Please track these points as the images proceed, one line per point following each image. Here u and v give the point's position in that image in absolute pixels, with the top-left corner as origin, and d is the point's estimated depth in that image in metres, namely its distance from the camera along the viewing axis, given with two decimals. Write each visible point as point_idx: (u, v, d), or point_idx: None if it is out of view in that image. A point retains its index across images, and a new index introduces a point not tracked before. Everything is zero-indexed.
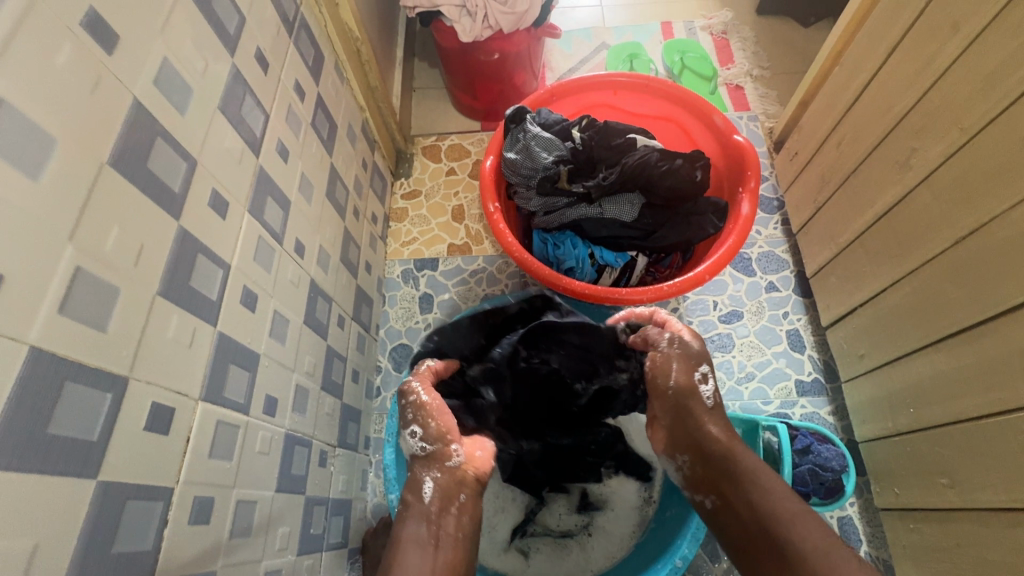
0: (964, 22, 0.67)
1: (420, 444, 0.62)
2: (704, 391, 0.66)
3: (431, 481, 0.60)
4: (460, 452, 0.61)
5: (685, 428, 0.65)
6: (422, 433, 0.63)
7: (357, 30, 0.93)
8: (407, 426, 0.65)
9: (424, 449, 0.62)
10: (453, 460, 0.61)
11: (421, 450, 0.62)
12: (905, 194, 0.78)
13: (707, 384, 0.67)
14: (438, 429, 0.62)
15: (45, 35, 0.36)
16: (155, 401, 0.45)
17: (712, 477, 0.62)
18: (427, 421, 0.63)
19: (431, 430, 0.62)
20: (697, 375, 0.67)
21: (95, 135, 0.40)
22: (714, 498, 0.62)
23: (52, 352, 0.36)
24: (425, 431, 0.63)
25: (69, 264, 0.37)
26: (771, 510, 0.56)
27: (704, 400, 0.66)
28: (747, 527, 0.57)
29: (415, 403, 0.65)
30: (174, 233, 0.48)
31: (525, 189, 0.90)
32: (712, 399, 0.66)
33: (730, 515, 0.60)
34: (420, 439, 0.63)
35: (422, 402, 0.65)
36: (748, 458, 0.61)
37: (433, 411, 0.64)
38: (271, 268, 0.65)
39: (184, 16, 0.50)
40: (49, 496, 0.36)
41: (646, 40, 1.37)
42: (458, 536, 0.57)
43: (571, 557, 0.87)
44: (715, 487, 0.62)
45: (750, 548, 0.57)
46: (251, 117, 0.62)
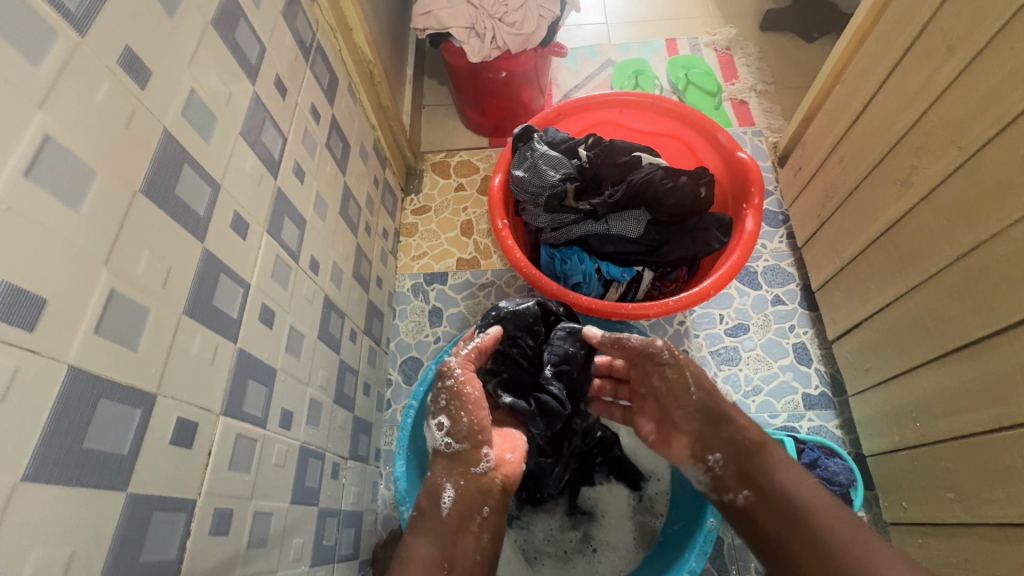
0: (961, 43, 0.68)
1: (450, 442, 0.66)
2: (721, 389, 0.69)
3: (450, 490, 0.64)
4: (489, 457, 0.66)
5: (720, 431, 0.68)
6: (456, 429, 0.66)
7: (370, 53, 0.96)
8: (434, 417, 0.68)
9: (453, 448, 0.66)
10: (482, 464, 0.65)
11: (447, 446, 0.66)
12: (907, 210, 0.80)
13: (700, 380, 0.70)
14: (470, 431, 0.66)
15: (87, 75, 0.39)
16: (180, 416, 0.47)
17: (748, 472, 0.65)
18: (458, 417, 0.66)
19: (460, 427, 0.65)
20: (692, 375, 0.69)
21: (129, 166, 0.42)
22: (748, 493, 0.64)
23: (88, 370, 0.38)
24: (456, 426, 0.66)
25: (105, 287, 0.40)
26: (804, 503, 0.60)
27: (728, 399, 0.69)
28: (783, 519, 0.61)
29: (448, 390, 0.67)
30: (199, 255, 0.50)
31: (532, 207, 0.92)
32: (732, 396, 0.69)
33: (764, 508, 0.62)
34: (450, 434, 0.66)
35: (456, 390, 0.67)
36: (780, 454, 0.65)
37: (466, 405, 0.66)
38: (288, 285, 0.67)
39: (210, 49, 0.53)
40: (84, 509, 0.38)
41: (651, 57, 1.40)
42: (474, 556, 0.61)
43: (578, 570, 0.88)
44: (751, 482, 0.64)
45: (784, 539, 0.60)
46: (270, 141, 0.65)
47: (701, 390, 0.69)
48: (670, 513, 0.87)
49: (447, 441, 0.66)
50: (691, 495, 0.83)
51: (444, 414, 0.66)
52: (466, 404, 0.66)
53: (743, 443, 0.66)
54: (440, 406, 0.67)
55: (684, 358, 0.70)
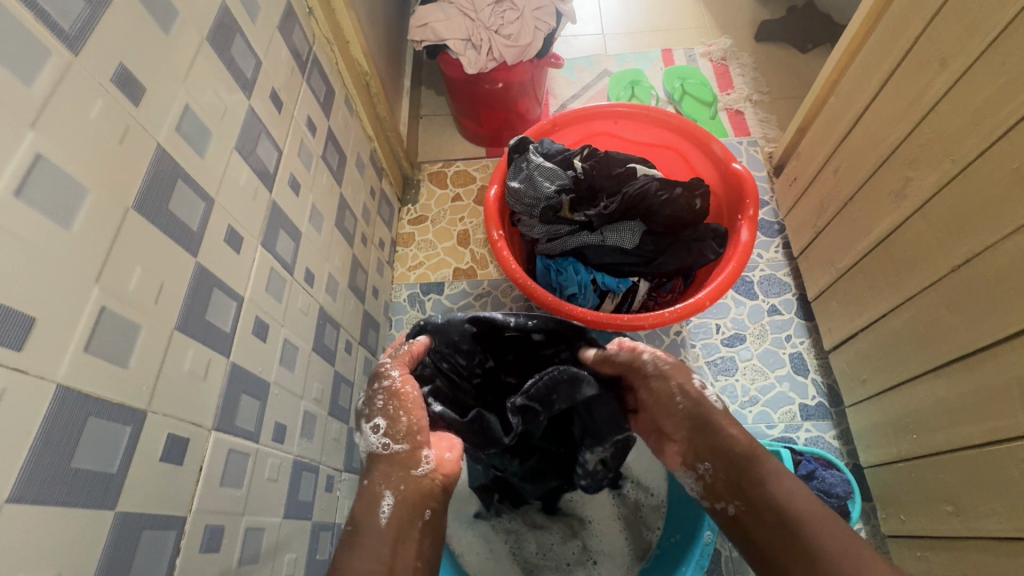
0: (952, 58, 0.69)
1: (385, 442, 0.60)
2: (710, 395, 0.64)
3: (389, 498, 0.57)
4: (429, 459, 0.60)
5: (710, 432, 0.62)
6: (388, 428, 0.61)
7: (367, 65, 0.97)
8: (371, 417, 0.62)
9: (390, 450, 0.60)
10: (421, 467, 0.59)
11: (383, 448, 0.60)
12: (901, 222, 0.80)
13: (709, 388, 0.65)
14: (405, 428, 0.61)
15: (80, 93, 0.39)
16: (170, 433, 0.47)
17: (736, 481, 0.59)
18: (393, 414, 0.62)
19: (401, 425, 0.61)
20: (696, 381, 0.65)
21: (121, 183, 0.42)
22: (739, 504, 0.59)
23: (77, 389, 0.38)
24: (389, 425, 0.61)
25: (96, 304, 0.40)
26: (796, 513, 0.54)
27: (716, 403, 0.63)
28: (774, 530, 0.55)
29: (387, 388, 0.64)
30: (191, 270, 0.50)
31: (528, 218, 0.92)
32: (720, 402, 0.65)
33: (754, 519, 0.57)
34: (383, 433, 0.61)
35: (395, 388, 0.64)
36: (773, 461, 0.59)
37: (407, 403, 0.62)
38: (282, 298, 0.67)
39: (206, 65, 0.53)
40: (70, 529, 0.37)
41: (647, 67, 1.40)
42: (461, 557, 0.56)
43: None
44: (740, 490, 0.58)
45: (773, 554, 0.54)
46: (266, 154, 0.65)
47: (687, 392, 0.64)
48: (665, 526, 0.87)
49: (379, 441, 0.60)
50: (687, 508, 0.83)
51: (380, 415, 0.62)
52: (403, 405, 0.63)
53: (732, 449, 0.60)
54: (377, 406, 0.63)
55: (672, 364, 0.66)
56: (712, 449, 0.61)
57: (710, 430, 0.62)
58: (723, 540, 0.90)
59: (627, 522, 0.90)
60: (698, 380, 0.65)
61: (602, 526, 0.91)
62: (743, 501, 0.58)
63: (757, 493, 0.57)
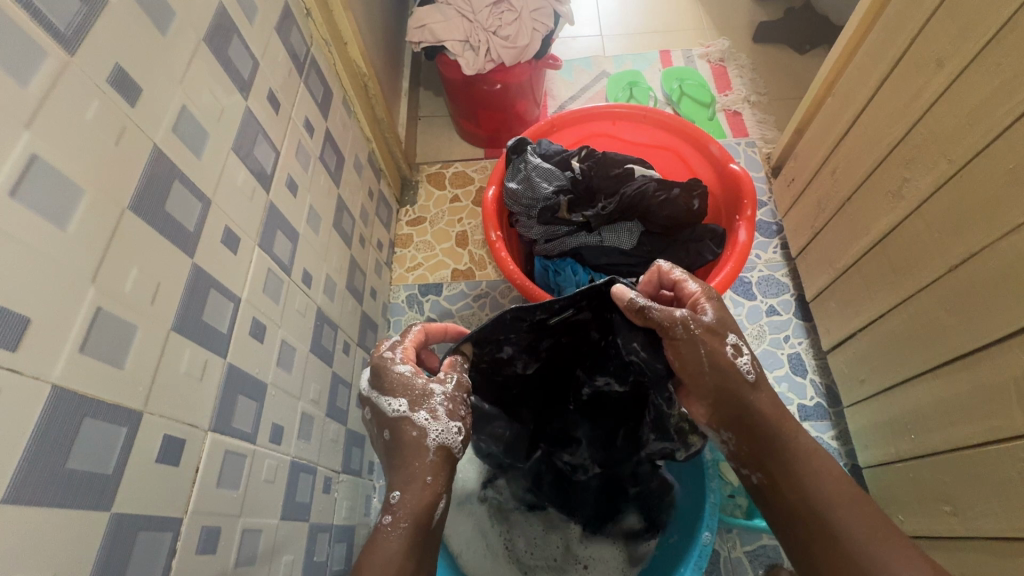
0: (948, 59, 0.69)
1: (456, 446, 0.58)
2: (741, 364, 0.59)
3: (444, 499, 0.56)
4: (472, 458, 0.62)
5: (742, 401, 0.59)
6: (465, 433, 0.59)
7: (365, 66, 0.97)
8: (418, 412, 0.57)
9: (454, 451, 0.58)
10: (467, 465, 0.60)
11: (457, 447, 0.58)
12: (898, 223, 0.80)
13: (743, 355, 0.59)
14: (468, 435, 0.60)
15: (76, 93, 0.39)
16: (166, 433, 0.46)
17: (763, 452, 0.58)
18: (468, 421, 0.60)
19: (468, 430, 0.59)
20: (730, 348, 0.59)
21: (118, 184, 0.42)
22: (761, 474, 0.59)
23: (72, 390, 0.38)
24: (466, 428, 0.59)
25: (91, 305, 0.40)
26: (824, 501, 0.55)
27: (744, 375, 0.59)
28: (796, 508, 0.56)
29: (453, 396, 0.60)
30: (188, 270, 0.50)
31: (526, 218, 0.93)
32: (752, 372, 0.59)
33: (778, 494, 0.58)
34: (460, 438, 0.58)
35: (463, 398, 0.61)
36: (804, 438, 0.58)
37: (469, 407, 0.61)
38: (279, 299, 0.67)
39: (203, 67, 0.53)
40: (62, 530, 0.37)
41: (645, 68, 1.41)
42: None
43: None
44: (764, 463, 0.58)
45: (791, 530, 0.56)
46: (263, 155, 0.65)
47: (716, 365, 0.59)
48: (665, 529, 0.87)
49: (455, 445, 0.58)
50: (688, 509, 0.83)
51: (459, 417, 0.59)
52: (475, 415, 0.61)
53: (761, 419, 0.59)
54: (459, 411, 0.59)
55: (702, 331, 0.59)
56: (738, 418, 0.59)
57: (741, 399, 0.59)
58: (723, 540, 0.90)
59: (617, 529, 0.88)
60: (732, 341, 0.59)
61: (593, 530, 0.89)
62: (766, 473, 0.59)
63: (784, 470, 0.57)
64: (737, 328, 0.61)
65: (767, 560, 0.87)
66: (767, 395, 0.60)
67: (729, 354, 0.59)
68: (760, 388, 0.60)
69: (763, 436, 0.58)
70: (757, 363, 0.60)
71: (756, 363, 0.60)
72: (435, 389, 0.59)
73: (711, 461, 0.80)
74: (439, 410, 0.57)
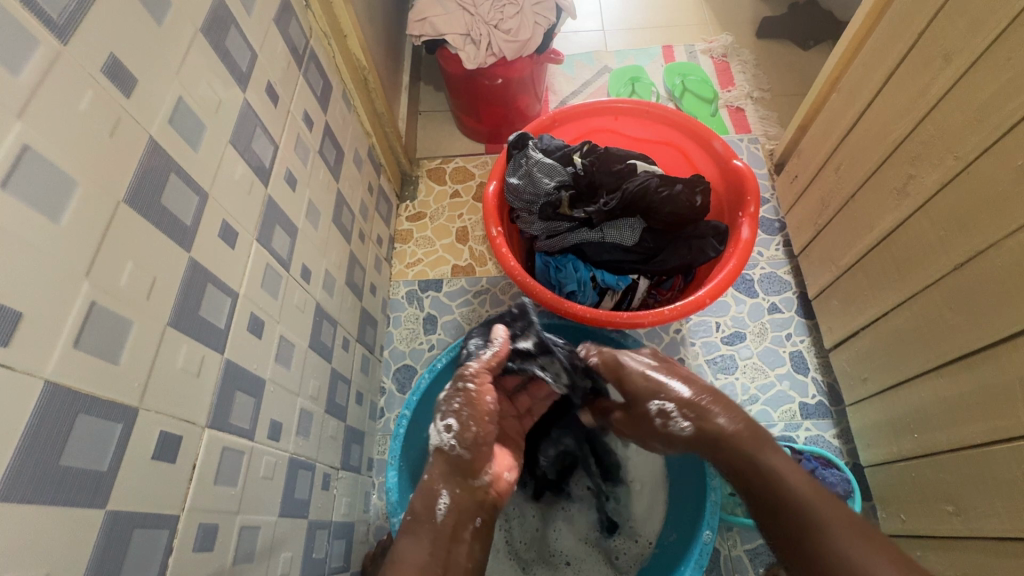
0: (956, 54, 0.68)
1: (451, 444, 0.66)
2: (672, 425, 0.68)
3: (446, 495, 0.64)
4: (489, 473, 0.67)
5: (700, 443, 0.66)
6: (457, 433, 0.66)
7: (365, 60, 0.96)
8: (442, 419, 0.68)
9: (455, 452, 0.66)
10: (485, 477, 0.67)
11: (448, 448, 0.66)
12: (902, 220, 0.79)
13: (674, 417, 0.68)
14: (473, 437, 0.66)
15: (69, 84, 0.38)
16: (163, 430, 0.46)
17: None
18: (465, 420, 0.67)
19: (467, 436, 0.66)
20: (660, 416, 0.69)
21: (113, 177, 0.42)
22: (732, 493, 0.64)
23: (65, 385, 0.37)
24: (460, 430, 0.67)
25: (85, 299, 0.39)
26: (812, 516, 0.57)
27: (678, 431, 0.67)
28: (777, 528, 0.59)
29: (465, 397, 0.69)
30: (185, 265, 0.49)
31: (527, 214, 0.92)
32: (687, 424, 0.67)
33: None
34: (449, 432, 0.67)
35: (471, 399, 0.69)
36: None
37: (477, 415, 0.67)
38: (278, 295, 0.66)
39: (201, 58, 0.52)
40: (55, 530, 0.36)
41: (648, 64, 1.40)
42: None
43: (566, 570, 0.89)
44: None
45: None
46: (262, 149, 0.64)
47: (661, 436, 0.70)
48: (664, 524, 0.87)
49: (447, 441, 0.67)
50: (688, 507, 0.82)
51: (450, 415, 0.67)
52: (476, 417, 0.67)
53: (726, 443, 0.64)
54: (451, 407, 0.68)
55: (631, 420, 0.73)
56: (709, 455, 0.66)
57: (700, 441, 0.66)
58: (723, 538, 0.89)
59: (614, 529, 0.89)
60: (662, 405, 0.69)
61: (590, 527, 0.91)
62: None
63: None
64: (653, 389, 0.70)
65: (767, 558, 0.87)
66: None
67: (661, 421, 0.69)
68: (713, 420, 0.66)
69: (736, 461, 0.63)
70: (688, 409, 0.67)
71: (688, 410, 0.67)
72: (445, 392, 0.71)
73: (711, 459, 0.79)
74: (439, 416, 0.68)
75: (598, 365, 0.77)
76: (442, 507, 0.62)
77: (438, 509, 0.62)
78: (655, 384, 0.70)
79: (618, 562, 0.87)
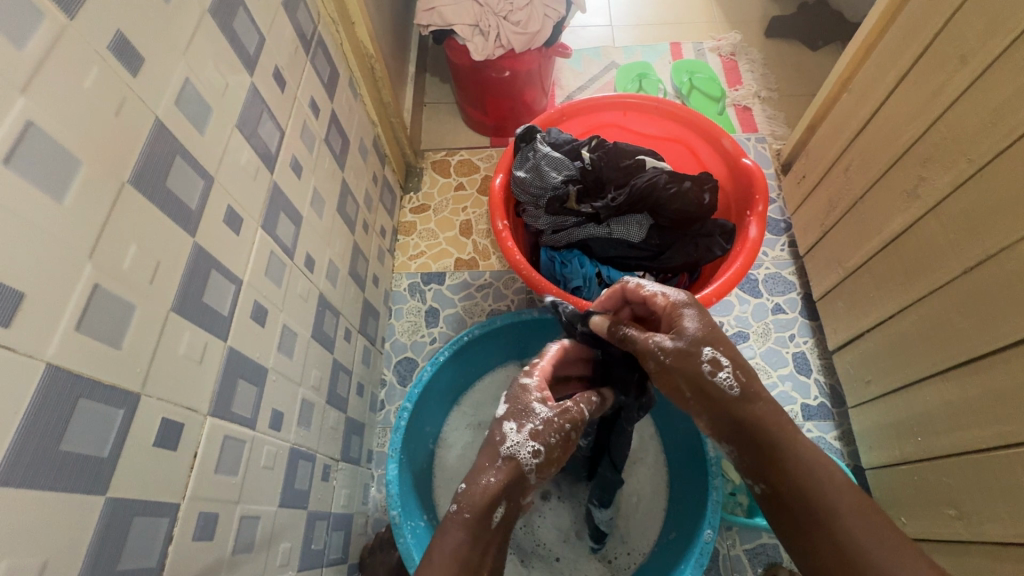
0: (973, 55, 0.68)
1: (533, 466, 0.51)
2: (721, 379, 0.54)
3: (502, 508, 0.49)
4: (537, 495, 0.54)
5: (736, 412, 0.54)
6: (545, 462, 0.52)
7: (372, 48, 0.95)
8: (519, 422, 0.54)
9: (529, 474, 0.51)
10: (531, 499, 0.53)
11: (528, 463, 0.52)
12: (913, 222, 0.79)
13: (723, 371, 0.54)
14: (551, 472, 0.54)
15: (74, 59, 0.37)
16: (164, 417, 0.45)
17: (763, 462, 0.53)
18: (556, 455, 0.54)
19: (551, 451, 0.53)
20: (707, 363, 0.55)
21: (119, 158, 0.41)
22: (764, 486, 0.54)
23: (68, 369, 0.37)
24: (546, 455, 0.53)
25: (88, 282, 0.38)
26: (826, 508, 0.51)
27: (725, 391, 0.54)
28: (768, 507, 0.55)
29: (552, 413, 0.56)
30: (189, 250, 0.49)
31: (534, 208, 0.91)
32: (736, 385, 0.54)
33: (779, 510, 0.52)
34: (536, 459, 0.52)
35: (558, 418, 0.56)
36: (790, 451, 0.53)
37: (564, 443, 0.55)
38: (281, 283, 0.65)
39: (208, 39, 0.51)
40: (54, 515, 0.36)
41: (655, 60, 1.39)
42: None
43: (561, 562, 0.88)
44: (768, 474, 0.53)
45: (805, 547, 0.51)
46: (267, 134, 0.63)
47: (698, 386, 0.55)
48: (665, 525, 0.86)
49: (529, 462, 0.52)
50: (689, 506, 0.82)
51: (544, 441, 0.53)
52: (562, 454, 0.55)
53: (761, 425, 0.54)
54: (547, 432, 0.54)
55: (672, 356, 0.56)
56: (735, 429, 0.54)
57: (737, 411, 0.54)
58: (722, 538, 0.89)
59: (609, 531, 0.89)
60: (709, 352, 0.55)
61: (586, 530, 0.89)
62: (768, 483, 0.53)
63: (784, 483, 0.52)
64: (713, 335, 0.56)
65: (767, 558, 0.87)
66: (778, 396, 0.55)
67: (706, 370, 0.54)
68: (759, 392, 0.54)
69: None
70: (742, 371, 0.54)
71: (740, 371, 0.55)
72: (538, 408, 0.56)
73: (715, 457, 0.79)
74: (528, 425, 0.54)
75: (657, 297, 0.62)
76: (500, 517, 0.49)
77: (494, 516, 0.48)
78: (712, 328, 0.57)
79: (610, 566, 0.87)
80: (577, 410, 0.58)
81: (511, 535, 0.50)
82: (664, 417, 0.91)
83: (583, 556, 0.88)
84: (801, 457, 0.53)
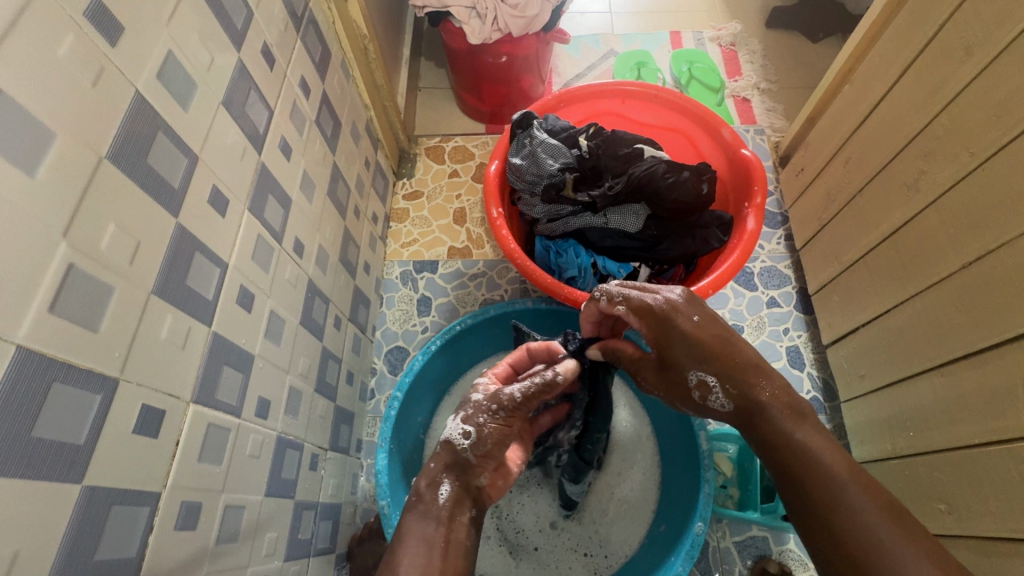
0: (978, 47, 0.67)
1: (464, 446, 0.55)
2: (713, 400, 0.58)
3: (448, 485, 0.53)
4: (485, 479, 0.55)
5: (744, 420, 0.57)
6: (476, 440, 0.56)
7: (366, 28, 0.92)
8: (458, 412, 0.59)
9: (462, 455, 0.55)
10: (482, 478, 0.55)
11: (460, 446, 0.56)
12: (911, 217, 0.79)
13: (714, 393, 0.58)
14: (493, 454, 0.56)
15: (48, 24, 0.35)
16: (144, 403, 0.44)
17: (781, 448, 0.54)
18: (488, 433, 0.56)
19: (485, 432, 0.56)
20: (698, 388, 0.59)
21: (95, 129, 0.39)
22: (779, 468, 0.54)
23: (41, 352, 0.35)
24: (479, 435, 0.56)
25: (62, 261, 0.36)
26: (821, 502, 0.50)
27: (720, 409, 0.58)
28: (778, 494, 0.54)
29: (490, 395, 0.60)
30: (172, 230, 0.47)
31: (529, 196, 0.90)
32: (728, 402, 0.58)
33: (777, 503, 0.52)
34: (467, 439, 0.56)
35: (499, 397, 0.59)
36: (793, 444, 0.53)
37: (501, 426, 0.57)
38: (269, 269, 0.64)
39: (192, 10, 0.49)
40: (27, 504, 0.34)
41: (655, 49, 1.36)
42: (472, 543, 0.51)
43: (543, 552, 0.87)
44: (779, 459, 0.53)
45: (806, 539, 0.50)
46: (256, 112, 0.61)
47: (697, 407, 0.60)
48: (654, 518, 0.87)
49: (461, 442, 0.56)
50: (681, 500, 0.82)
51: (474, 422, 0.57)
52: (500, 435, 0.57)
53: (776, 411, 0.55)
54: (482, 412, 0.58)
55: (664, 389, 0.62)
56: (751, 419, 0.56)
57: (742, 417, 0.57)
58: (713, 530, 0.89)
59: (589, 530, 0.88)
60: (694, 375, 0.59)
61: (571, 523, 0.89)
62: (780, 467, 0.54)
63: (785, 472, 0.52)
64: (698, 357, 0.58)
65: (756, 551, 0.88)
66: (781, 388, 0.56)
67: (699, 394, 0.59)
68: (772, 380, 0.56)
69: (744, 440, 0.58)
70: (731, 385, 0.57)
71: (730, 387, 0.57)
72: (476, 396, 0.61)
73: (706, 451, 0.79)
74: (461, 411, 0.59)
75: (629, 318, 0.62)
76: (445, 493, 0.52)
77: (440, 493, 0.52)
78: (697, 348, 0.58)
79: (588, 560, 0.86)
80: (511, 394, 0.59)
81: (472, 510, 0.53)
82: (658, 410, 0.91)
83: (564, 548, 0.87)
84: (801, 449, 0.52)
